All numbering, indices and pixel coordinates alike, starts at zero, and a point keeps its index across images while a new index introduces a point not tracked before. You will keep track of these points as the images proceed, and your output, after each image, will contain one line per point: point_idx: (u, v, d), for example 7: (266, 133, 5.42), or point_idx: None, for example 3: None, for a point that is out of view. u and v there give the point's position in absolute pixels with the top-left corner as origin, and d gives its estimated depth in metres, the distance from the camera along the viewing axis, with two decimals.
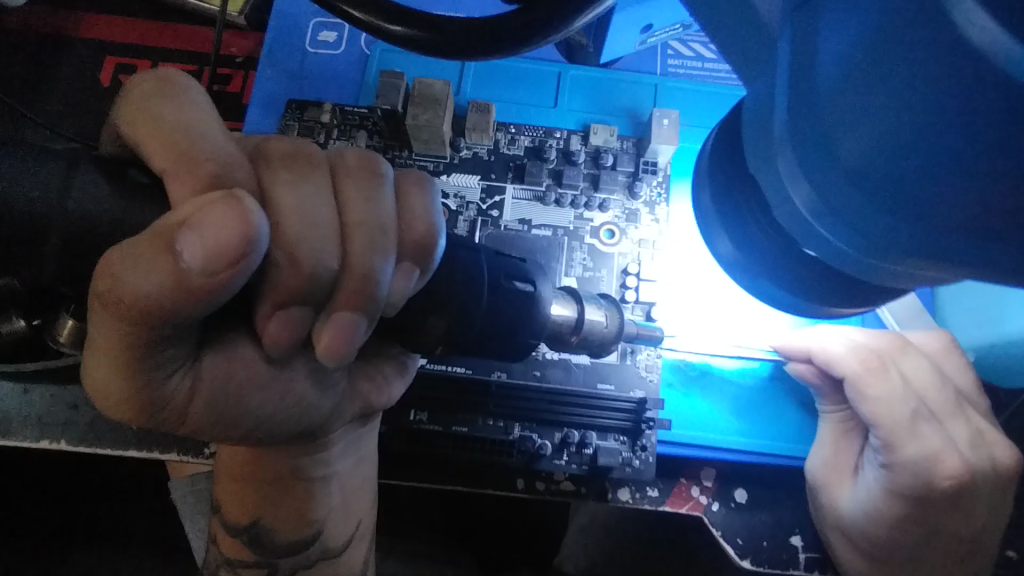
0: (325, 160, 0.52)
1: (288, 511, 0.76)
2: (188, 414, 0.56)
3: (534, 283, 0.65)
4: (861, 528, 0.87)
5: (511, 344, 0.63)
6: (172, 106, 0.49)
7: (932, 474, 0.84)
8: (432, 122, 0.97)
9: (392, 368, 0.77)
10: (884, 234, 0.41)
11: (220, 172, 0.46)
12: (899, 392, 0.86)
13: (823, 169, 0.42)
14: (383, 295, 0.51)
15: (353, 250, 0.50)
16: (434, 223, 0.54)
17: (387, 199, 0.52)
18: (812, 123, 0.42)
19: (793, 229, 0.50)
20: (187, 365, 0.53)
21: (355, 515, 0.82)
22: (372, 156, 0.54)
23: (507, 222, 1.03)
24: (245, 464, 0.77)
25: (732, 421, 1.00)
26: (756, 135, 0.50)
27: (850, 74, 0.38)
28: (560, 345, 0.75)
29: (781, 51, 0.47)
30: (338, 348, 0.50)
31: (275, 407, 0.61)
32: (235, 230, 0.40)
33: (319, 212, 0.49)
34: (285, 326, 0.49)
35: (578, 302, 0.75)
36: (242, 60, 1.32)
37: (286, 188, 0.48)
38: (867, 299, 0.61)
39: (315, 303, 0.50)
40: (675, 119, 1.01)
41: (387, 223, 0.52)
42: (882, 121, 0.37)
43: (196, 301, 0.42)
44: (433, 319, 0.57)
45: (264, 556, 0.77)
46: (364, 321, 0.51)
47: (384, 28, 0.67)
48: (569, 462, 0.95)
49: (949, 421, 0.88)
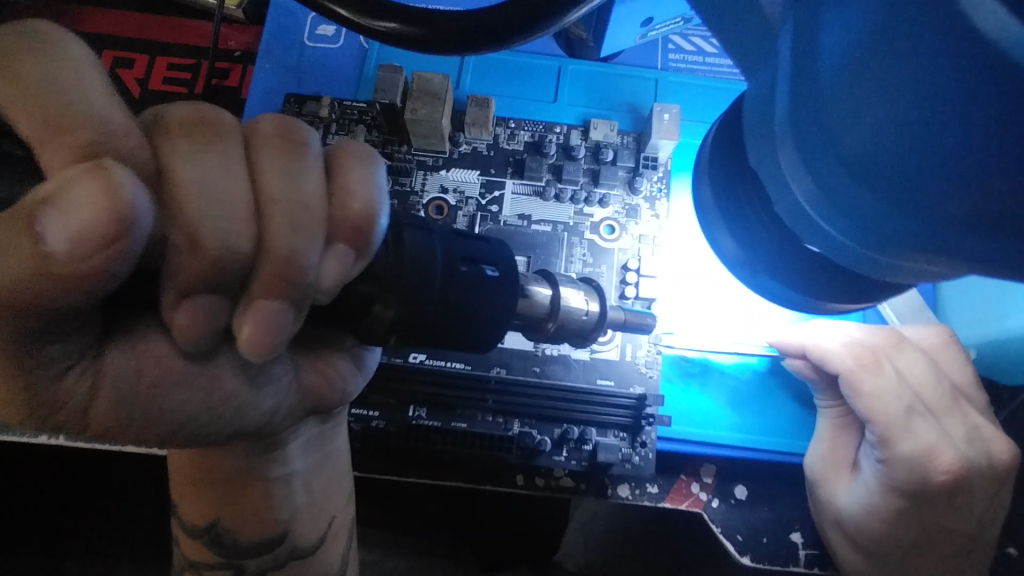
0: (238, 130, 0.49)
1: (249, 514, 0.76)
2: (92, 414, 0.52)
3: (515, 265, 0.64)
4: (858, 522, 0.88)
5: None
6: (42, 64, 0.41)
7: (928, 470, 0.84)
8: (431, 116, 0.97)
9: (344, 362, 0.74)
10: (886, 228, 0.42)
11: (98, 139, 0.41)
12: (892, 387, 0.86)
13: (826, 163, 0.42)
14: (307, 281, 0.49)
15: (275, 232, 0.47)
16: (374, 200, 0.50)
17: (309, 172, 0.50)
18: (815, 119, 0.42)
19: (795, 224, 0.50)
20: (84, 361, 0.49)
21: (327, 513, 0.82)
22: (294, 124, 0.51)
23: (507, 218, 1.03)
24: (194, 467, 0.76)
25: (730, 416, 1.00)
26: (758, 130, 0.51)
27: (847, 70, 0.39)
28: (536, 333, 0.75)
29: (783, 45, 0.47)
30: (262, 341, 0.48)
31: (198, 406, 0.57)
32: (105, 207, 0.36)
33: (221, 187, 0.46)
34: (195, 317, 0.47)
35: (552, 283, 0.74)
36: (240, 54, 1.32)
37: (185, 161, 0.45)
38: (870, 295, 0.61)
39: (228, 291, 0.47)
40: (676, 113, 1.01)
41: (310, 201, 0.49)
42: (880, 118, 0.37)
43: (70, 287, 0.39)
44: (380, 306, 0.54)
45: (225, 555, 0.77)
46: (291, 309, 0.49)
47: (378, 27, 0.66)
48: (568, 458, 0.95)
49: (946, 417, 0.88)
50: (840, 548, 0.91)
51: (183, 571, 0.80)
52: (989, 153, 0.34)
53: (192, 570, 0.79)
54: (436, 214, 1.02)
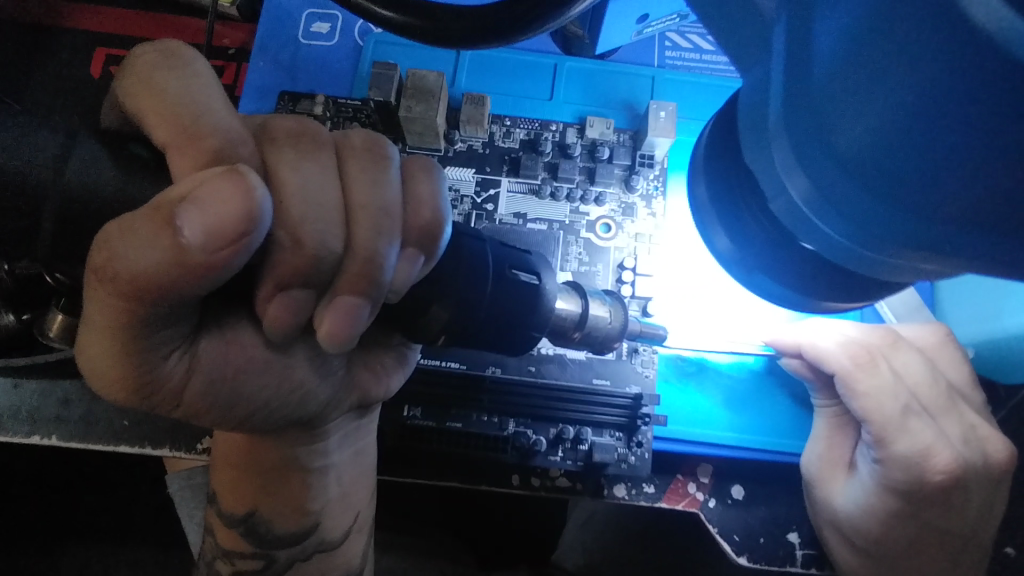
0: (331, 138, 0.51)
1: (287, 499, 0.76)
2: (184, 398, 0.56)
3: (540, 276, 0.65)
4: (853, 522, 0.88)
5: (512, 338, 0.63)
6: (180, 86, 0.48)
7: (924, 469, 0.83)
8: (425, 114, 0.97)
9: (392, 359, 0.76)
10: (881, 226, 0.41)
11: (223, 148, 0.46)
12: (888, 387, 0.85)
13: (820, 160, 0.41)
14: (387, 280, 0.51)
15: (357, 233, 0.49)
16: (441, 209, 0.53)
17: (393, 181, 0.52)
18: (809, 115, 0.41)
19: (790, 222, 0.49)
20: (184, 346, 0.52)
21: (353, 507, 0.82)
22: (378, 137, 0.53)
23: (501, 216, 1.02)
24: (237, 452, 0.76)
25: (726, 416, 1.00)
26: (752, 127, 0.50)
27: (841, 65, 0.38)
28: (561, 341, 0.75)
29: (777, 41, 0.46)
30: (341, 334, 0.50)
31: (271, 393, 0.60)
32: (237, 205, 0.40)
33: (322, 192, 0.48)
34: (285, 309, 0.49)
35: (581, 296, 0.74)
36: (235, 51, 1.31)
37: (290, 167, 0.47)
38: (867, 293, 0.61)
39: (318, 286, 0.49)
40: (672, 111, 1.01)
41: (392, 208, 0.51)
42: (874, 113, 0.37)
43: (194, 278, 0.42)
44: (435, 309, 0.56)
45: (259, 544, 0.76)
46: (368, 305, 0.50)
47: (378, 12, 0.66)
48: (564, 458, 0.94)
49: (942, 416, 0.87)
50: (837, 549, 0.90)
51: (212, 562, 0.78)
52: (987, 149, 0.34)
53: (223, 560, 0.77)
54: None
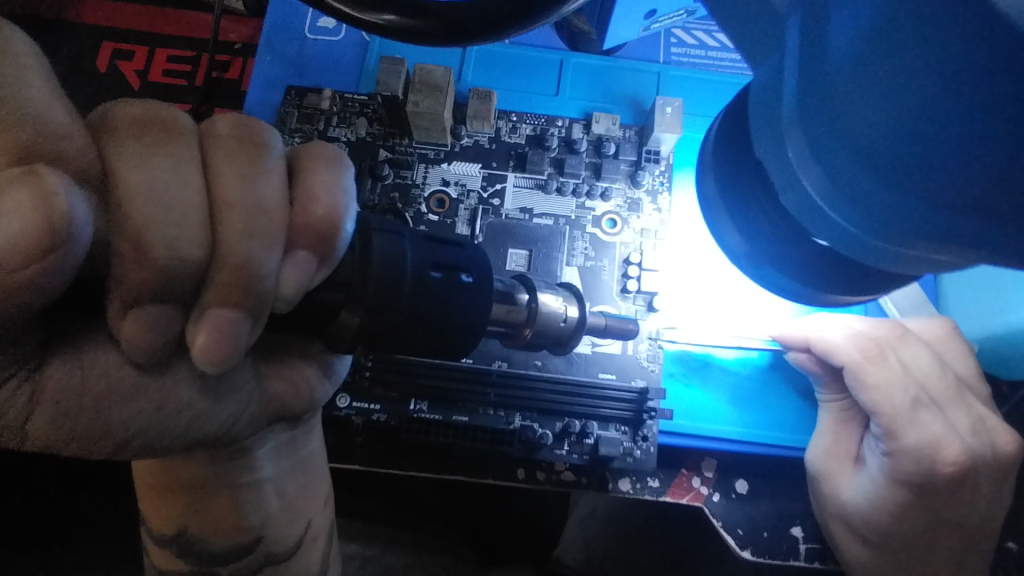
0: (192, 130, 0.45)
1: (213, 523, 0.72)
2: (31, 431, 0.47)
3: (479, 273, 0.58)
4: (863, 515, 0.88)
5: (444, 343, 0.57)
6: None
7: (936, 461, 0.83)
8: (432, 108, 0.97)
9: (314, 371, 0.68)
10: (895, 218, 0.41)
11: (41, 143, 0.37)
12: (898, 379, 0.86)
13: (835, 151, 0.42)
14: (267, 289, 0.46)
15: (232, 238, 0.45)
16: (337, 205, 0.49)
17: (271, 176, 0.47)
18: (824, 107, 0.42)
19: (802, 215, 0.50)
20: (24, 374, 0.45)
21: (303, 517, 0.79)
22: (252, 124, 0.48)
23: (508, 211, 1.03)
24: (155, 476, 0.72)
25: (729, 411, 1.00)
26: (764, 120, 0.50)
27: (857, 57, 0.39)
28: (513, 339, 0.69)
29: (789, 36, 0.46)
30: (218, 351, 0.44)
31: (148, 420, 0.50)
32: (39, 217, 0.35)
33: (175, 191, 0.43)
34: (143, 327, 0.43)
35: (530, 290, 0.68)
36: (241, 46, 1.31)
37: (133, 164, 0.42)
38: (874, 288, 0.61)
39: (178, 301, 0.44)
40: (678, 107, 1.01)
41: (270, 208, 0.46)
42: (891, 104, 0.37)
43: (1, 300, 0.36)
44: (345, 313, 0.52)
45: (198, 563, 0.75)
46: (247, 318, 0.46)
47: (375, 19, 0.64)
48: (570, 452, 0.95)
49: (951, 408, 0.87)
50: (844, 541, 0.91)
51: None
52: (1002, 135, 0.34)
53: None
54: (437, 207, 1.02)
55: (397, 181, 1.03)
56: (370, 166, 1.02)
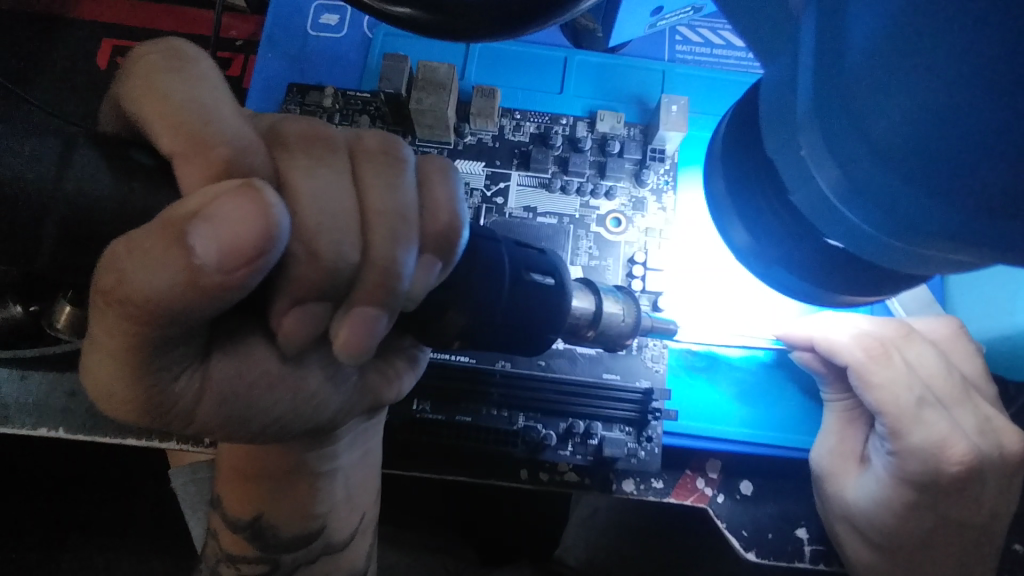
0: (344, 143, 0.49)
1: (291, 507, 0.75)
2: (196, 416, 0.53)
3: (556, 276, 0.64)
4: (868, 516, 0.88)
5: (530, 339, 0.62)
6: (184, 87, 0.47)
7: (941, 460, 0.82)
8: (436, 106, 0.96)
9: (404, 363, 0.75)
10: (912, 217, 0.41)
11: (232, 158, 0.44)
12: (902, 378, 0.85)
13: (853, 149, 0.41)
14: (403, 289, 0.49)
15: (377, 242, 0.47)
16: (456, 213, 0.51)
17: (408, 186, 0.50)
18: (842, 103, 0.41)
19: (815, 214, 0.49)
20: (193, 365, 0.50)
21: (358, 508, 0.81)
22: (392, 140, 0.51)
23: (512, 210, 1.02)
24: (242, 459, 0.75)
25: (740, 410, 1.00)
26: (778, 117, 0.49)
27: (879, 51, 0.37)
28: (575, 339, 0.75)
29: (805, 30, 0.45)
30: (355, 342, 0.48)
31: (285, 406, 0.58)
32: (251, 224, 0.39)
33: (336, 200, 0.46)
34: (302, 321, 0.48)
35: (594, 293, 0.73)
36: (242, 43, 1.30)
37: (303, 174, 0.46)
38: (884, 288, 0.61)
39: (333, 298, 0.48)
40: (684, 105, 1.00)
41: (408, 213, 0.49)
42: (913, 100, 0.36)
43: (208, 299, 0.41)
44: (451, 313, 0.56)
45: (264, 549, 0.75)
46: (386, 315, 0.49)
47: (392, 12, 0.62)
48: (574, 453, 0.94)
49: (957, 407, 0.86)
50: (850, 544, 0.91)
51: (216, 567, 0.76)
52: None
53: (228, 564, 0.76)
54: None
55: None
56: None
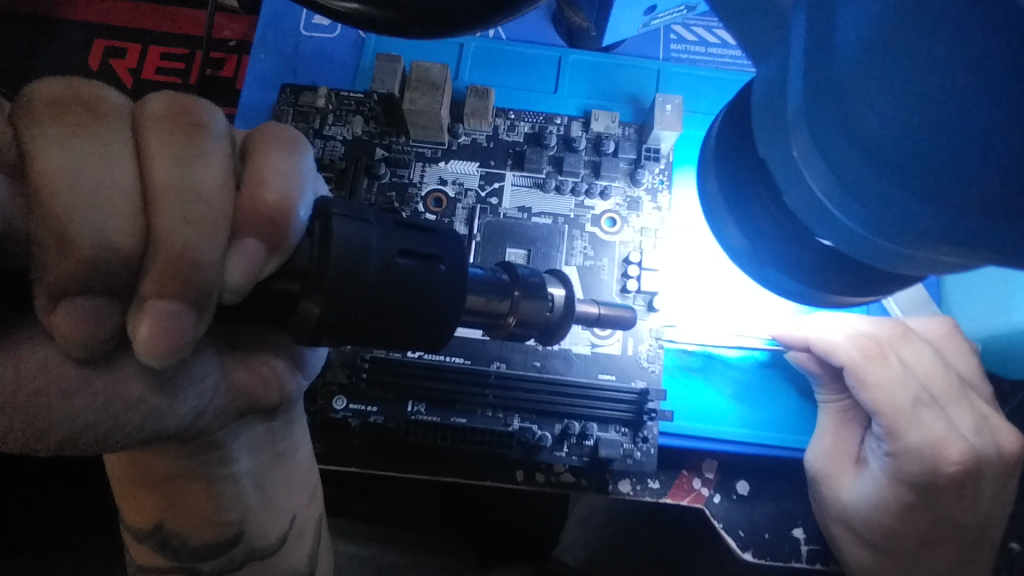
0: (122, 112, 0.43)
1: (191, 515, 0.67)
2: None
3: (444, 261, 0.51)
4: (864, 516, 0.88)
5: (419, 333, 0.51)
6: None
7: (938, 461, 0.83)
8: (429, 107, 0.96)
9: (282, 362, 0.65)
10: (907, 220, 0.40)
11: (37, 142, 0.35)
12: (898, 379, 0.85)
13: (845, 152, 0.40)
14: (210, 281, 0.44)
15: (183, 226, 0.43)
16: (287, 189, 0.47)
17: (210, 160, 0.45)
18: (832, 106, 0.40)
19: (808, 216, 0.48)
20: None
21: (286, 511, 0.74)
22: (186, 103, 0.45)
23: (506, 210, 1.01)
24: (126, 468, 0.67)
25: (737, 411, 1.00)
26: (769, 120, 0.49)
27: (869, 53, 0.37)
28: (495, 330, 0.63)
29: (794, 33, 0.45)
30: (160, 346, 0.41)
31: (97, 415, 0.47)
32: None
33: (100, 177, 0.41)
34: (75, 323, 0.41)
35: (507, 273, 0.64)
36: (236, 44, 1.29)
37: (53, 148, 0.40)
38: (878, 289, 0.60)
39: (110, 292, 0.42)
40: (679, 104, 1.00)
41: (208, 194, 0.44)
42: (906, 101, 0.36)
43: None
44: (303, 302, 0.47)
45: (176, 558, 0.70)
46: (191, 313, 0.43)
47: (336, 4, 0.55)
48: (569, 454, 0.94)
49: (951, 408, 0.87)
50: (845, 544, 0.90)
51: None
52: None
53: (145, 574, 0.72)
54: (435, 207, 1.01)
55: (394, 180, 1.02)
56: (366, 165, 1.01)
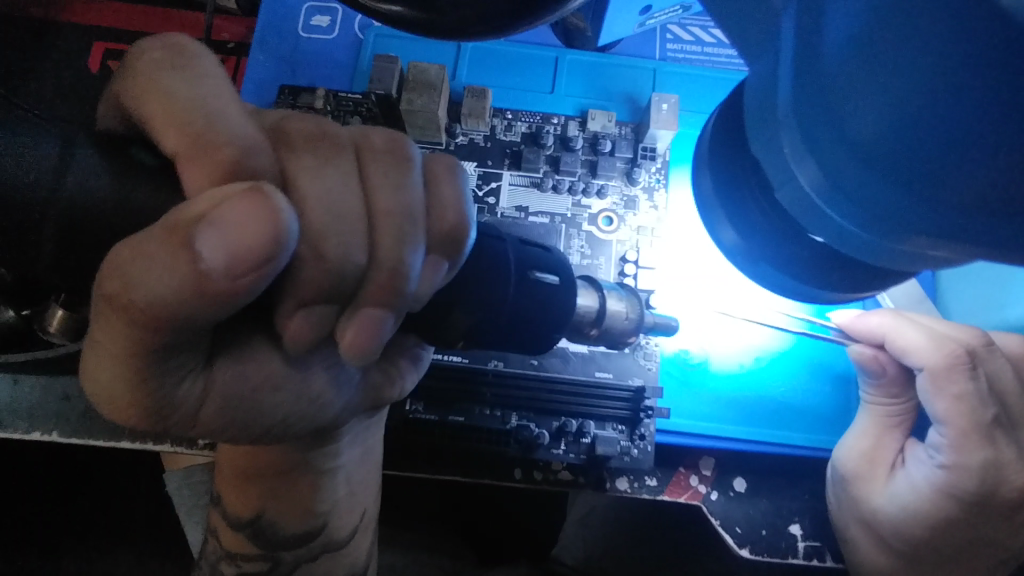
0: (163, 223, 0.38)
1: (291, 504, 0.74)
2: (199, 419, 0.52)
3: (557, 274, 0.63)
4: (895, 523, 0.88)
5: (533, 335, 0.62)
6: (179, 77, 0.46)
7: (999, 483, 0.83)
8: (426, 107, 0.97)
9: (352, 331, 0.48)
10: (895, 216, 0.41)
11: (239, 157, 0.43)
12: (977, 393, 0.82)
13: (832, 149, 0.41)
14: (251, 273, 0.38)
15: (183, 268, 0.37)
16: (274, 234, 0.37)
17: (208, 237, 0.37)
18: (820, 103, 0.41)
19: (800, 212, 0.49)
20: (197, 370, 0.49)
21: (360, 505, 0.81)
22: (214, 195, 0.37)
23: (503, 209, 1.02)
24: (240, 457, 0.74)
25: (740, 410, 1.00)
26: (760, 118, 0.49)
27: (854, 50, 0.38)
28: (577, 337, 0.74)
29: (784, 32, 0.46)
30: (225, 259, 0.37)
31: (290, 407, 0.58)
32: (261, 228, 0.37)
33: (157, 274, 0.38)
34: (156, 291, 0.38)
35: (596, 290, 0.74)
36: (234, 46, 1.30)
37: (131, 275, 0.38)
38: (877, 283, 0.61)
39: (169, 258, 0.37)
40: (674, 104, 1.00)
41: (221, 281, 0.38)
42: (889, 98, 0.37)
43: (212, 304, 0.39)
44: (362, 300, 0.47)
45: (265, 548, 0.75)
46: (247, 269, 0.38)
47: (381, 8, 0.60)
48: (567, 451, 0.95)
49: (1022, 427, 0.85)
50: (864, 550, 0.90)
51: (216, 565, 0.76)
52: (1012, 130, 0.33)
53: (228, 561, 0.76)
54: None
55: None
56: None
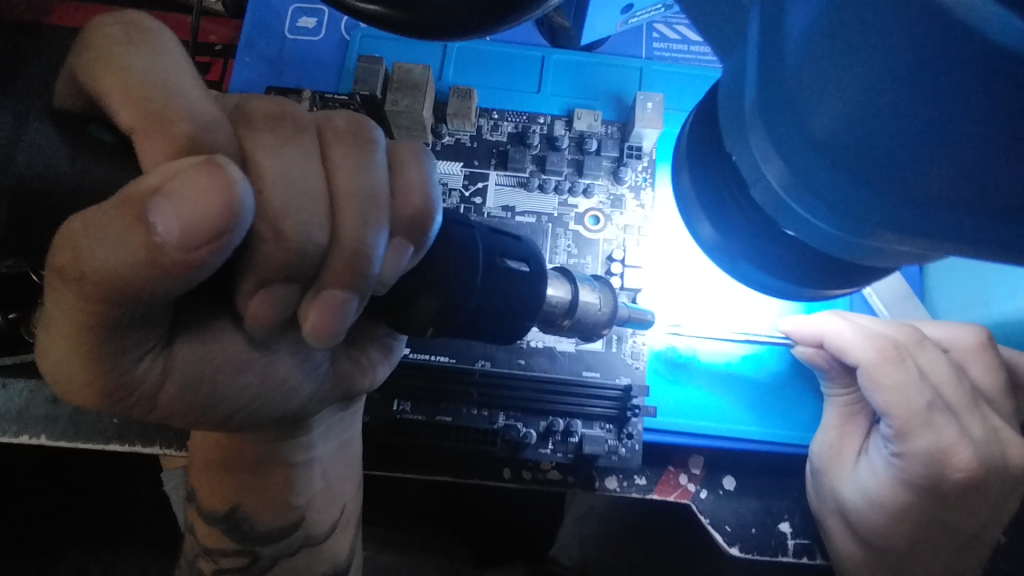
0: (119, 192, 0.38)
1: (269, 498, 0.74)
2: (159, 401, 0.53)
3: (529, 262, 0.64)
4: (861, 512, 0.87)
5: (506, 324, 0.63)
6: (139, 55, 0.44)
7: (945, 466, 0.81)
8: (412, 107, 0.97)
9: (315, 311, 0.47)
10: (861, 212, 0.40)
11: (196, 133, 0.42)
12: (914, 382, 0.82)
13: (796, 147, 0.41)
14: (202, 254, 0.38)
15: (135, 238, 0.37)
16: (229, 207, 0.37)
17: (162, 205, 0.37)
18: (784, 100, 0.41)
19: (771, 209, 0.49)
20: (158, 349, 0.49)
21: (340, 500, 0.81)
22: (167, 164, 0.38)
23: (490, 209, 1.02)
24: (217, 452, 0.75)
25: (733, 412, 1.00)
26: (730, 117, 0.49)
27: (815, 47, 0.38)
28: (551, 329, 0.75)
29: (751, 32, 0.46)
30: (177, 243, 0.37)
31: (255, 390, 0.58)
32: (215, 202, 0.37)
33: (111, 240, 0.38)
34: (109, 275, 0.38)
35: (571, 282, 0.74)
36: (222, 47, 1.29)
37: (85, 238, 0.38)
38: (855, 278, 0.61)
39: (125, 246, 0.37)
40: (659, 102, 1.00)
41: (171, 243, 0.37)
42: (849, 94, 0.36)
43: (171, 280, 0.39)
44: (325, 283, 0.47)
45: (243, 541, 0.75)
46: (199, 253, 0.38)
47: (356, 6, 0.59)
48: (555, 450, 0.94)
49: (966, 416, 0.84)
50: (840, 542, 0.90)
51: (196, 560, 0.76)
52: (973, 120, 0.33)
53: (207, 557, 0.76)
54: None
55: None
56: None
